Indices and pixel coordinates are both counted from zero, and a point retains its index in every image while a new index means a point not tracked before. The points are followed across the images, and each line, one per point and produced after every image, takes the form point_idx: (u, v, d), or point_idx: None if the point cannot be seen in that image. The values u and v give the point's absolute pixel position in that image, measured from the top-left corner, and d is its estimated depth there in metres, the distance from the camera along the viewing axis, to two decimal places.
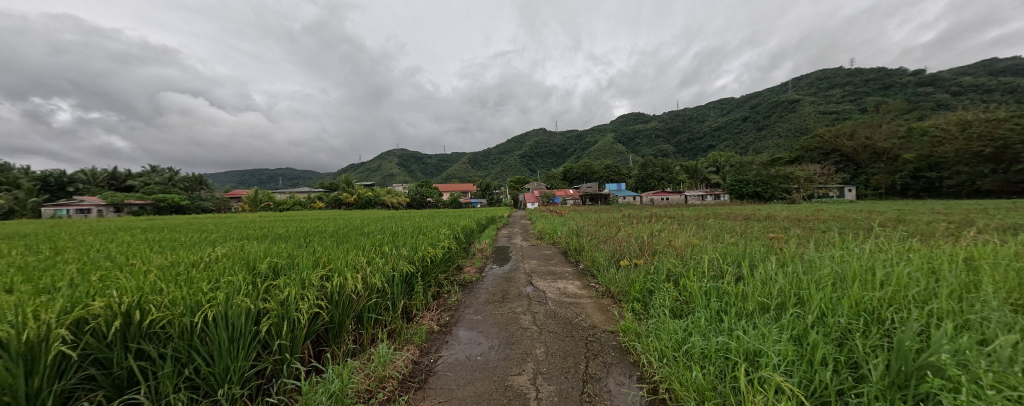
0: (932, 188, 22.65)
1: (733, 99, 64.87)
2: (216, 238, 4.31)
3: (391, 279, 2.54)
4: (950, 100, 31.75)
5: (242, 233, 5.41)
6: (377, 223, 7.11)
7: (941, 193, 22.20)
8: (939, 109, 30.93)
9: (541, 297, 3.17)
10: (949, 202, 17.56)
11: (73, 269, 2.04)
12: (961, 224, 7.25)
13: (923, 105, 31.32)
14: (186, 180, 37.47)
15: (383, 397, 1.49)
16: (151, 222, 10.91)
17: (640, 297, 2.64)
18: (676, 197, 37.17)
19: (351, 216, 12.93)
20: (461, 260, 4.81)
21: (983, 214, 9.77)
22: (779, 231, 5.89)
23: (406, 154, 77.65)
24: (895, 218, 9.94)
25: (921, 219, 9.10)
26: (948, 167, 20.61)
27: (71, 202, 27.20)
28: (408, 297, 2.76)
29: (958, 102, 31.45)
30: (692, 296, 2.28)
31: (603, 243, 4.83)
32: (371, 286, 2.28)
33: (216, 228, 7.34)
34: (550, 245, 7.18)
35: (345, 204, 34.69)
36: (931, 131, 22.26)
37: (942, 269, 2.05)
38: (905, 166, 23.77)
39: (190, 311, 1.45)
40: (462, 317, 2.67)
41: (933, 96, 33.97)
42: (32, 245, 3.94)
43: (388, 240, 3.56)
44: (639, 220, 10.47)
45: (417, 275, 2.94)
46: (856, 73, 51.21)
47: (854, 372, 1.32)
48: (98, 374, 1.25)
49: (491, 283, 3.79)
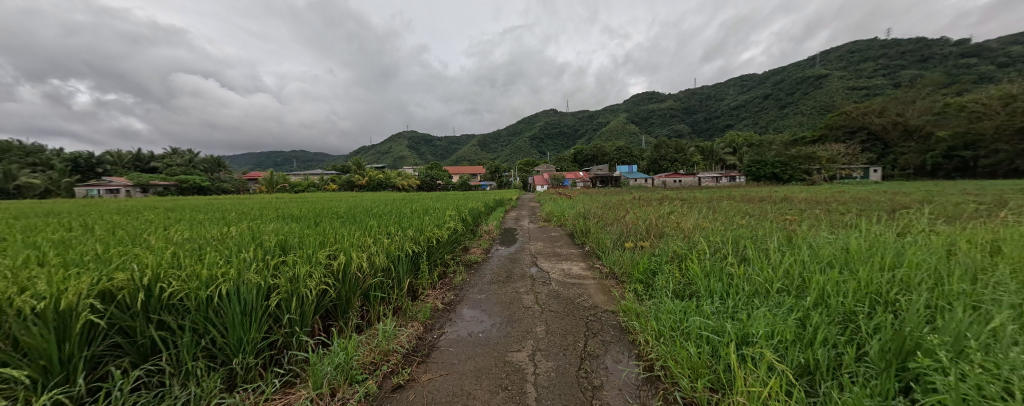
0: (966, 168, 21.51)
1: (754, 76, 61.71)
2: (232, 218, 4.45)
3: (397, 259, 2.60)
4: (995, 73, 29.45)
5: (256, 213, 5.58)
6: (386, 205, 7.19)
7: (975, 173, 21.12)
8: (981, 83, 28.80)
9: (544, 277, 3.20)
10: (983, 182, 16.66)
11: (97, 245, 2.16)
12: (994, 204, 6.95)
13: (964, 79, 29.19)
14: (206, 162, 38.75)
15: (387, 370, 1.56)
16: (174, 202, 11.43)
17: (643, 278, 2.63)
18: (689, 180, 36.37)
19: (363, 197, 13.21)
20: (467, 241, 4.86)
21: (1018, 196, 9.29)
22: (794, 213, 5.70)
23: (415, 136, 77.75)
24: (921, 199, 9.53)
25: (950, 201, 8.66)
26: (987, 145, 19.45)
27: (102, 183, 28.79)
28: (414, 276, 2.83)
29: (1003, 75, 29.14)
30: (693, 278, 2.29)
31: (611, 226, 4.77)
32: (376, 264, 2.34)
33: (233, 209, 7.59)
34: (557, 227, 7.19)
35: (358, 187, 35.39)
36: (970, 107, 20.84)
37: (961, 251, 1.97)
38: (939, 145, 22.52)
39: (204, 285, 1.54)
40: (466, 296, 2.72)
41: (976, 68, 31.56)
42: (61, 222, 4.15)
43: (395, 221, 3.62)
44: (651, 203, 10.34)
45: (422, 254, 3.00)
46: (892, 45, 47.76)
47: (850, 350, 1.31)
48: (123, 342, 1.34)
49: (495, 264, 3.86)
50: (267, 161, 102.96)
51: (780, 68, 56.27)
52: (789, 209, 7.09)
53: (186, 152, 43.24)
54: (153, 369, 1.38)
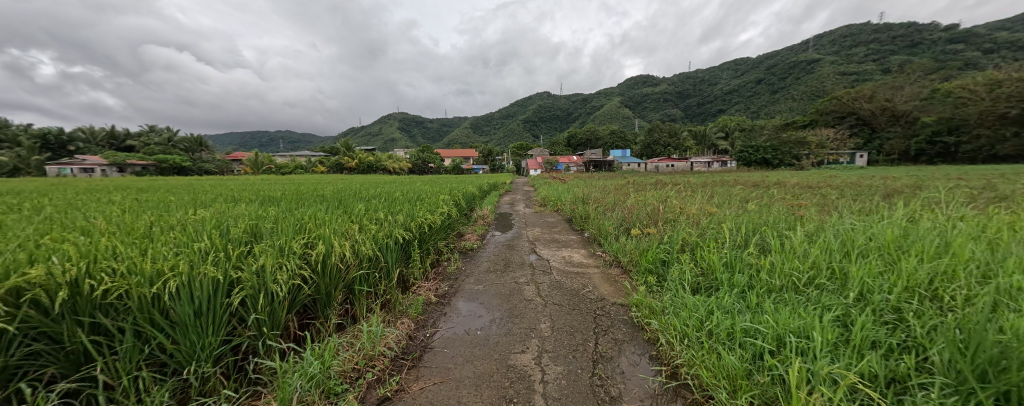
0: (949, 154, 22.02)
1: (749, 60, 61.36)
2: (207, 201, 4.12)
3: (385, 247, 2.35)
4: (980, 59, 29.95)
5: (234, 195, 5.22)
6: (373, 189, 6.86)
7: (957, 158, 21.64)
8: (967, 69, 29.25)
9: (544, 266, 3.01)
10: (964, 167, 17.12)
11: (32, 231, 1.86)
12: (981, 188, 7.07)
13: (951, 64, 29.59)
14: (186, 142, 36.84)
15: (372, 378, 1.34)
16: (152, 183, 10.90)
17: (652, 267, 2.47)
18: (681, 165, 36.57)
19: (352, 180, 12.82)
20: (461, 227, 4.63)
21: (1002, 180, 9.48)
22: (795, 198, 5.58)
23: (406, 118, 75.90)
24: (911, 183, 9.65)
25: (939, 185, 8.78)
26: (970, 130, 19.89)
27: (75, 162, 27.47)
28: (405, 266, 2.60)
29: (988, 62, 29.67)
30: (711, 269, 2.12)
31: (612, 211, 4.58)
32: (361, 255, 2.09)
33: (212, 190, 7.20)
34: (554, 212, 7.00)
35: (347, 169, 34.50)
36: (957, 92, 21.17)
37: (1002, 239, 1.81)
38: (924, 130, 22.96)
39: (149, 281, 1.27)
40: (461, 287, 2.51)
41: (963, 54, 31.95)
42: (13, 203, 3.78)
43: (384, 206, 3.36)
44: (647, 187, 10.28)
45: (414, 241, 2.76)
46: (885, 30, 47.82)
47: (915, 359, 1.13)
48: (46, 349, 1.08)
49: (491, 251, 3.63)
50: (252, 142, 99.70)
51: (774, 52, 56.02)
52: (786, 194, 7.04)
53: (163, 130, 41.38)
54: (81, 384, 1.12)
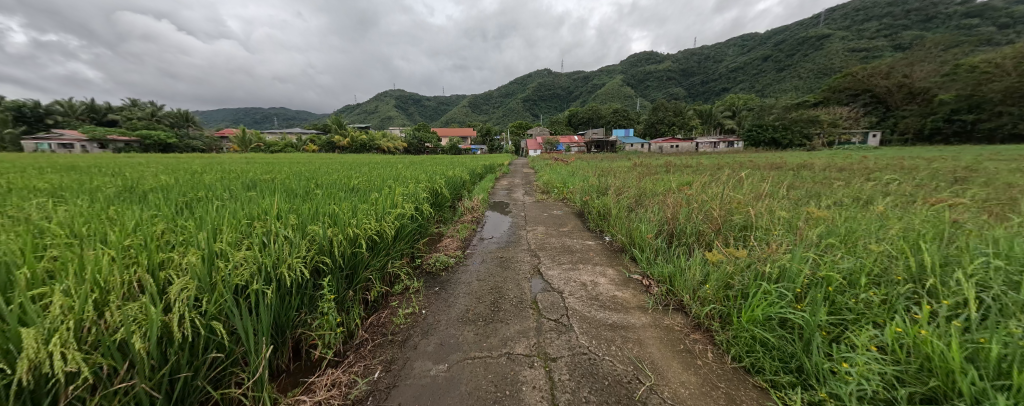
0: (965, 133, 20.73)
1: (756, 37, 58.82)
2: (82, 188, 2.96)
3: (237, 303, 1.14)
4: (997, 34, 28.37)
5: (151, 180, 4.07)
6: (335, 173, 5.56)
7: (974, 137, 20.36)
8: (984, 45, 27.60)
9: (557, 310, 1.82)
10: (988, 147, 16.03)
11: None
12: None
13: (969, 40, 28.03)
14: (171, 117, 34.97)
15: None
16: (105, 160, 9.70)
17: (766, 338, 1.30)
18: (686, 145, 35.05)
19: (335, 161, 11.58)
20: (438, 229, 3.43)
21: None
22: (865, 191, 4.35)
23: (402, 96, 73.18)
24: (955, 166, 8.54)
25: (985, 169, 7.73)
26: (991, 108, 18.68)
27: (52, 136, 26.08)
28: (302, 327, 1.40)
29: (1006, 38, 28.08)
30: (946, 373, 0.94)
31: (643, 209, 3.38)
32: (129, 343, 0.87)
33: (150, 170, 6.03)
34: (558, 201, 5.81)
35: (340, 148, 33.04)
36: (981, 68, 19.82)
37: None
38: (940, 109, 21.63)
39: None
40: (406, 369, 1.34)
41: (978, 30, 30.43)
42: None
43: (303, 205, 2.14)
44: (657, 171, 9.09)
45: (327, 279, 1.55)
46: (897, 4, 45.51)
47: None
48: None
49: (474, 272, 2.42)
50: (246, 118, 96.39)
51: (782, 27, 53.51)
52: (823, 182, 5.96)
53: (147, 104, 39.40)
54: None
